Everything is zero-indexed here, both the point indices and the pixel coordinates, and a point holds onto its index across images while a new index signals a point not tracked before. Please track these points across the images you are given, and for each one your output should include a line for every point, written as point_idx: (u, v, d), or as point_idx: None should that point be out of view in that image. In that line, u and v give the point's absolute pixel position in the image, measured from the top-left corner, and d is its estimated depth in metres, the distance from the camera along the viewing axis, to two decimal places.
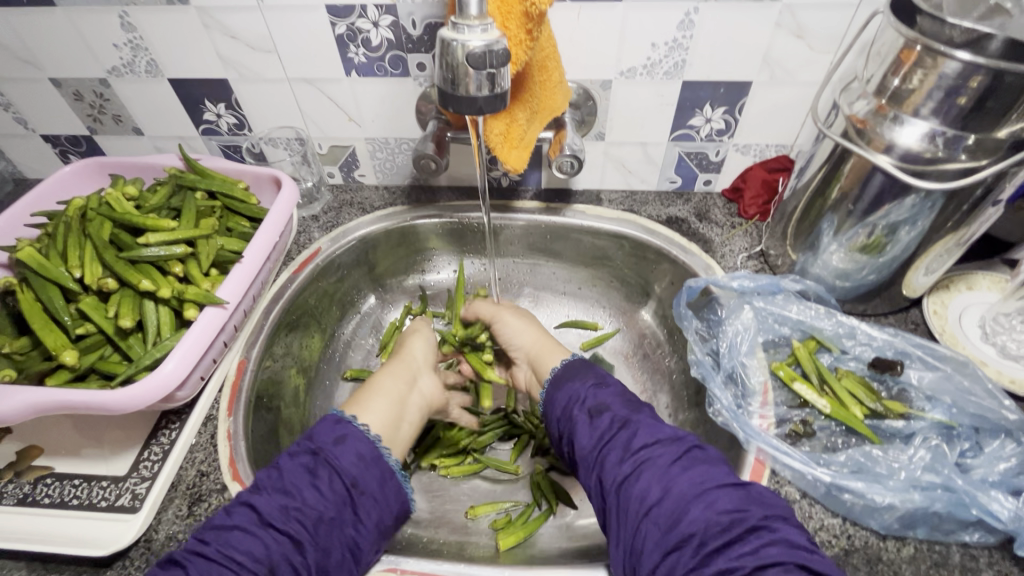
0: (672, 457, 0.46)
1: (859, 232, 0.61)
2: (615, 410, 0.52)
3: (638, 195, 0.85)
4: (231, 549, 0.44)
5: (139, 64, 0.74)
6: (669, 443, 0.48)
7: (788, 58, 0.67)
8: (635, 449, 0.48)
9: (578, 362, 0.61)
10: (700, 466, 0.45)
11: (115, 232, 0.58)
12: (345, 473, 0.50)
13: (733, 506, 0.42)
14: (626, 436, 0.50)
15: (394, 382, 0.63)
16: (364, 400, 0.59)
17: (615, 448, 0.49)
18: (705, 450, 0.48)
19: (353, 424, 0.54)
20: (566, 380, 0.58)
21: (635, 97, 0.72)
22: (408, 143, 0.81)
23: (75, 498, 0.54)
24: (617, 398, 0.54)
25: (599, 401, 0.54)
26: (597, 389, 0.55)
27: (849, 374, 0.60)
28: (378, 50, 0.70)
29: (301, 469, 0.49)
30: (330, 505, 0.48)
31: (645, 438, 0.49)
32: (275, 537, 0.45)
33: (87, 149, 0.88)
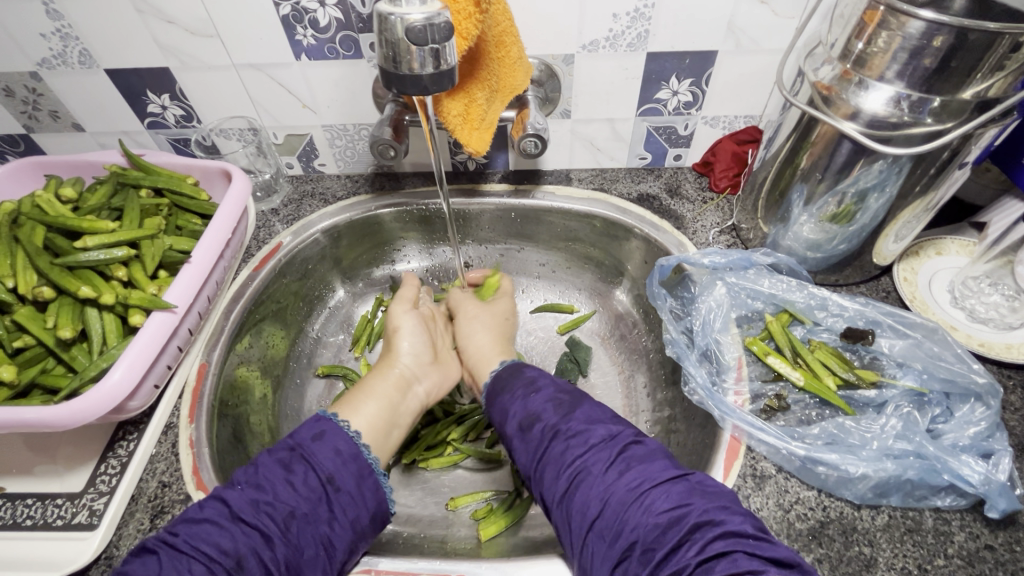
0: (606, 463, 0.45)
1: (829, 201, 0.60)
2: (546, 418, 0.51)
3: (609, 173, 0.83)
4: (201, 541, 0.42)
5: (72, 55, 0.70)
6: (603, 444, 0.47)
7: (752, 24, 0.65)
8: (560, 454, 0.47)
9: (509, 368, 0.58)
10: (636, 467, 0.45)
11: (50, 237, 0.54)
12: (321, 468, 0.49)
13: (671, 504, 0.41)
14: (559, 448, 0.48)
15: (386, 385, 0.60)
16: (354, 403, 0.57)
17: (550, 458, 0.48)
18: (644, 445, 0.47)
19: (331, 420, 0.52)
20: (497, 395, 0.56)
21: (599, 71, 0.70)
22: (366, 130, 0.78)
23: (29, 518, 0.52)
24: (548, 401, 0.52)
25: (528, 415, 0.52)
26: (527, 398, 0.53)
27: (822, 346, 0.60)
28: (327, 31, 0.66)
29: (276, 464, 0.48)
30: (303, 500, 0.46)
31: (577, 449, 0.47)
32: (245, 530, 0.43)
33: (26, 149, 0.83)
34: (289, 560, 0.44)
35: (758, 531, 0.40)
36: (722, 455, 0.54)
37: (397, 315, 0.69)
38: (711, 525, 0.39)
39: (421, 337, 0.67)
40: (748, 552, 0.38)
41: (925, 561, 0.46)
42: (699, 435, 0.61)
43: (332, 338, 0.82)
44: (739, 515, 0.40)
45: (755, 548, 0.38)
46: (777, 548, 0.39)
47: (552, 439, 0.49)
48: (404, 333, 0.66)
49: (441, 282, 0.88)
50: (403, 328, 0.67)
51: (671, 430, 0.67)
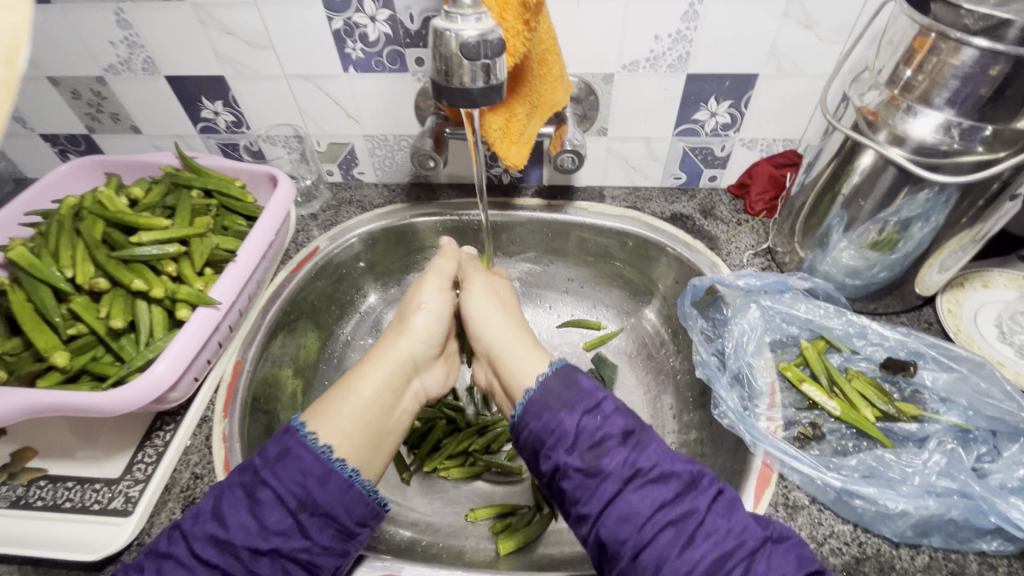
0: (695, 519, 0.42)
1: (870, 228, 0.59)
2: (595, 456, 0.46)
3: (642, 191, 0.83)
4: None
5: (136, 62, 0.74)
6: (685, 499, 0.44)
7: (796, 49, 0.65)
8: (642, 491, 0.44)
9: (560, 375, 0.51)
10: (724, 526, 0.42)
11: (108, 231, 0.57)
12: (290, 497, 0.46)
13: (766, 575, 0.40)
14: (635, 495, 0.44)
15: (385, 386, 0.56)
16: (337, 404, 0.53)
17: (626, 499, 0.43)
18: (709, 494, 0.44)
19: (323, 460, 0.48)
20: (543, 406, 0.49)
21: (638, 91, 0.71)
22: (406, 140, 0.80)
23: (68, 500, 0.54)
24: (619, 430, 0.47)
25: (585, 447, 0.46)
26: (589, 420, 0.48)
27: (860, 375, 0.58)
28: (376, 45, 0.69)
29: (310, 481, 0.46)
30: (271, 529, 0.45)
31: (659, 496, 0.43)
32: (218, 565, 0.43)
33: (86, 148, 0.87)
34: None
35: None
36: (753, 483, 0.53)
37: (422, 287, 0.63)
38: None
39: (433, 326, 0.60)
40: None
41: None
42: (728, 460, 0.59)
43: (361, 342, 0.84)
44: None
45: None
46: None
47: (634, 477, 0.44)
48: (426, 314, 0.61)
49: None
50: (426, 308, 0.61)
51: (698, 455, 0.66)
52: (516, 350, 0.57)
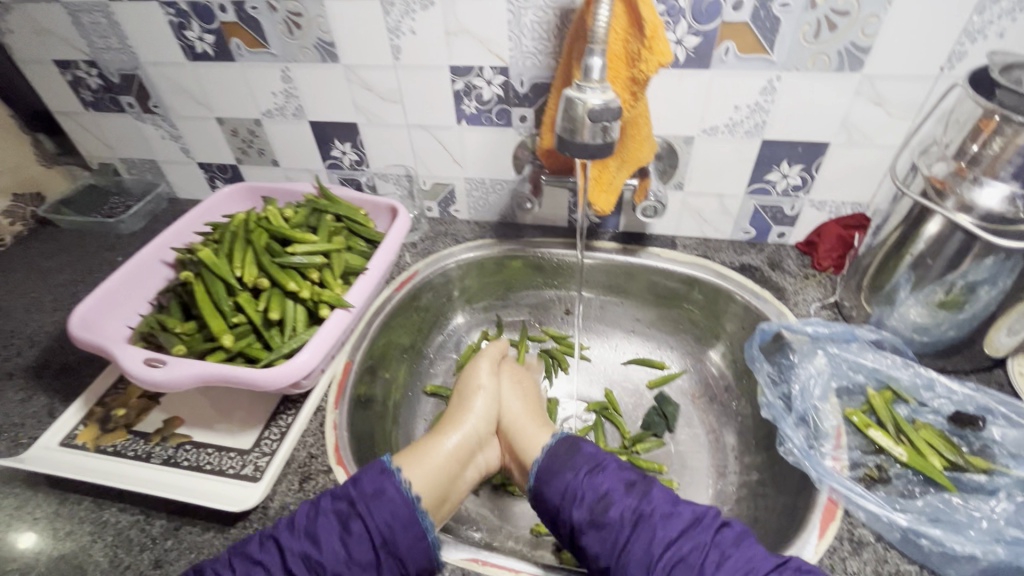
0: (702, 551, 0.49)
1: (937, 288, 0.63)
2: (584, 511, 0.54)
3: (712, 243, 0.90)
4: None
5: (288, 109, 0.90)
6: (686, 533, 0.51)
7: (866, 123, 0.72)
8: (642, 534, 0.51)
9: (566, 443, 0.61)
10: (732, 557, 0.49)
11: (269, 241, 0.69)
12: (376, 532, 0.52)
13: None
14: (643, 536, 0.51)
15: (453, 456, 0.63)
16: (413, 460, 0.61)
17: (632, 549, 0.51)
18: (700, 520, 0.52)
19: (393, 475, 0.56)
20: (553, 467, 0.59)
21: (716, 152, 0.79)
22: (501, 184, 0.91)
23: (208, 463, 0.63)
24: (623, 481, 0.56)
25: (586, 504, 0.55)
26: (593, 475, 0.57)
27: (927, 426, 0.60)
28: (488, 104, 0.81)
29: (384, 509, 0.53)
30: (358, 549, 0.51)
31: (668, 533, 0.51)
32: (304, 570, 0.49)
33: (231, 176, 1.04)
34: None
35: None
36: (818, 516, 0.56)
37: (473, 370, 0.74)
38: None
39: (491, 407, 0.70)
40: None
41: None
42: (792, 497, 0.62)
43: (443, 359, 0.92)
44: None
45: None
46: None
47: (639, 526, 0.52)
48: (474, 389, 0.71)
49: (542, 324, 0.97)
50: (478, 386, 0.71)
51: (761, 494, 0.69)
52: (531, 434, 0.66)
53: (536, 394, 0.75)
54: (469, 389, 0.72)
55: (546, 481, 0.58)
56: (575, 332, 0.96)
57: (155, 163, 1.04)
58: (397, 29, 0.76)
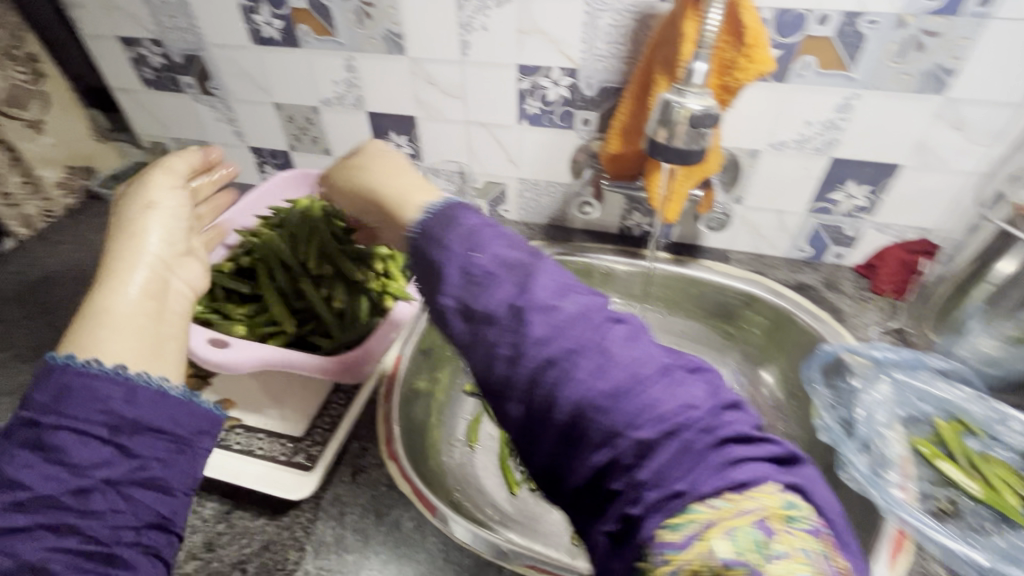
0: (657, 405, 0.33)
1: (1014, 321, 0.62)
2: (503, 290, 0.39)
3: (765, 259, 0.88)
4: (45, 502, 0.39)
5: (348, 98, 0.89)
6: (667, 372, 0.35)
7: (943, 147, 0.70)
8: (682, 428, 0.33)
9: (440, 217, 0.44)
10: (671, 389, 0.34)
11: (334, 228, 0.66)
12: (114, 419, 0.42)
13: (672, 411, 0.33)
14: (656, 400, 0.34)
15: (139, 280, 0.50)
16: (99, 335, 0.46)
17: (588, 390, 0.34)
18: (625, 325, 0.38)
19: (70, 369, 0.43)
20: (428, 237, 0.43)
21: (781, 167, 0.78)
22: (555, 187, 0.90)
23: (260, 448, 0.63)
24: (580, 309, 0.38)
25: (535, 352, 0.36)
26: (496, 291, 0.39)
27: (1000, 462, 0.58)
28: (552, 105, 0.80)
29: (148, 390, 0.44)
30: (110, 462, 0.41)
31: (682, 397, 0.34)
32: (105, 493, 0.40)
33: (281, 162, 1.04)
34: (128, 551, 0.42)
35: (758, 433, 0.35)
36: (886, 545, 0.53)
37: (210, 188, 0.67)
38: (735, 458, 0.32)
39: (377, 188, 0.52)
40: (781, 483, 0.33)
41: None
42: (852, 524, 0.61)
43: None
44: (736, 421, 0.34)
45: (791, 482, 0.33)
46: (776, 448, 0.35)
47: (602, 345, 0.36)
48: (165, 212, 0.56)
49: None
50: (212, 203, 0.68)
51: None
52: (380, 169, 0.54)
53: (398, 163, 0.54)
54: (342, 170, 0.56)
55: (460, 218, 0.44)
56: None
57: (207, 144, 1.05)
58: (469, 25, 0.75)
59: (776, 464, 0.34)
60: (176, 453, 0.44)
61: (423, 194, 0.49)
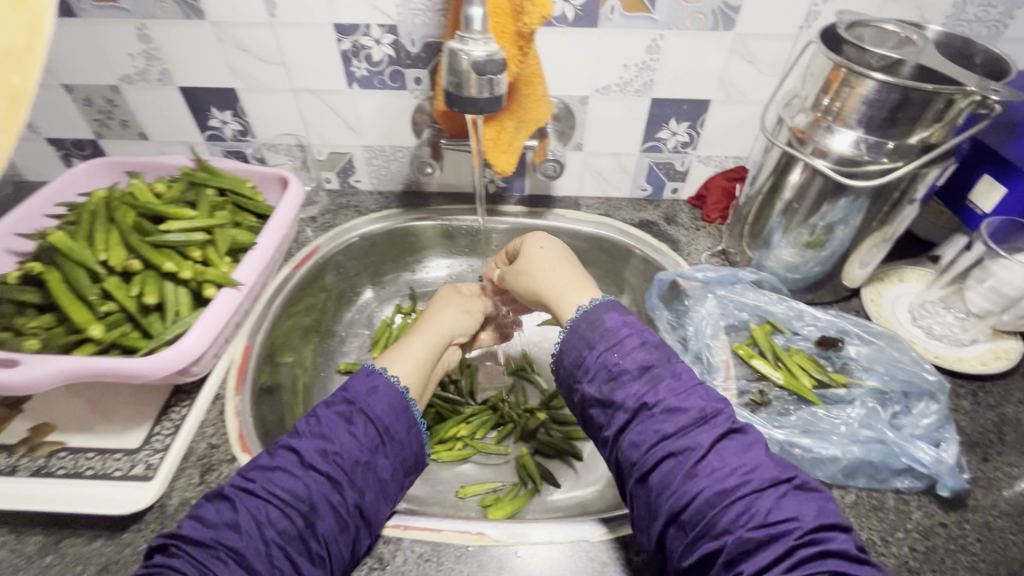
0: (696, 453, 0.45)
1: (803, 230, 0.71)
2: (634, 388, 0.49)
3: (613, 202, 0.93)
4: (275, 488, 0.48)
5: (151, 73, 0.80)
6: (772, 484, 0.43)
7: (740, 80, 0.77)
8: (735, 501, 0.42)
9: (587, 316, 0.55)
10: (727, 458, 0.44)
11: (138, 219, 0.60)
12: (378, 419, 0.54)
13: (770, 517, 0.41)
14: (713, 458, 0.45)
15: (433, 338, 0.66)
16: (391, 358, 0.62)
17: (704, 486, 0.43)
18: (739, 437, 0.46)
19: (381, 376, 0.57)
20: (574, 348, 0.54)
21: (610, 111, 0.81)
22: (402, 151, 0.88)
23: (89, 468, 0.57)
24: (637, 365, 0.51)
25: (662, 447, 0.46)
26: (608, 353, 0.52)
27: (799, 351, 0.68)
28: (379, 65, 0.77)
29: (337, 417, 0.53)
30: (363, 450, 0.52)
31: (665, 427, 0.47)
32: (315, 479, 0.48)
33: (91, 153, 0.92)
34: (328, 538, 0.47)
35: (832, 535, 0.40)
36: None
37: None
38: (814, 544, 0.39)
39: (461, 313, 0.71)
40: (842, 567, 0.38)
41: (887, 533, 0.53)
42: None
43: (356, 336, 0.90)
44: (811, 515, 0.41)
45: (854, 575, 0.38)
46: (874, 568, 0.40)
47: (711, 446, 0.45)
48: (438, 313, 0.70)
49: None
50: None
51: None
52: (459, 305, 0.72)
53: (564, 255, 0.64)
54: (513, 276, 0.65)
55: (602, 317, 0.54)
56: None
57: None
58: None
59: (855, 564, 0.39)
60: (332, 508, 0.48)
61: (582, 290, 0.59)
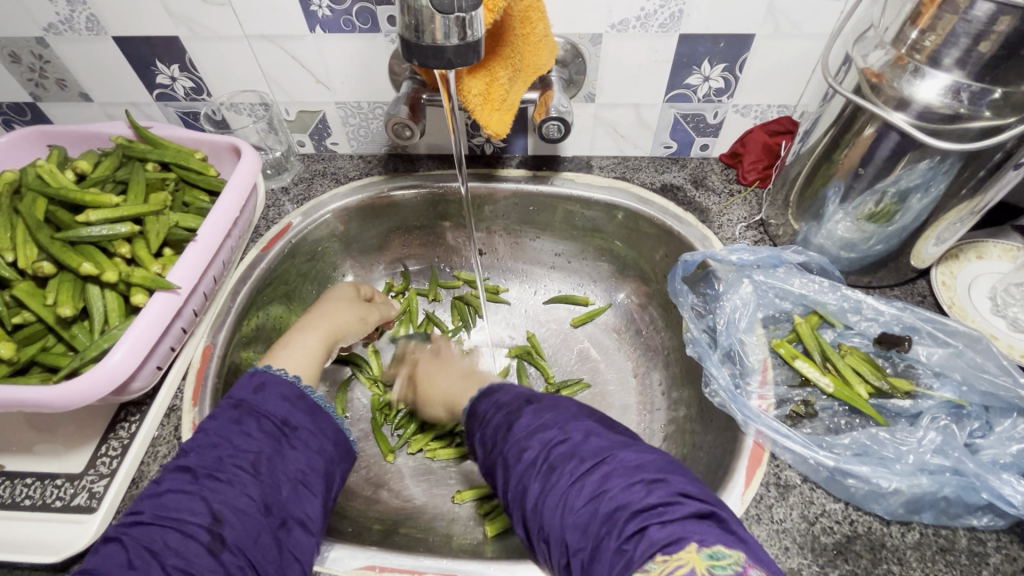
0: (534, 460, 0.41)
1: (867, 200, 0.57)
2: (498, 422, 0.46)
3: (631, 161, 0.80)
4: (169, 511, 0.40)
5: (79, 21, 0.67)
6: (593, 469, 0.38)
7: (794, 7, 0.61)
8: (562, 498, 0.37)
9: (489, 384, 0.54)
10: (560, 465, 0.39)
11: (52, 209, 0.52)
12: (274, 414, 0.48)
13: (595, 493, 0.37)
14: (532, 471, 0.40)
15: (310, 329, 0.61)
16: (274, 352, 0.58)
17: (550, 490, 0.38)
18: (586, 434, 0.41)
19: (268, 371, 0.51)
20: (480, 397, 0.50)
21: (628, 53, 0.66)
22: (382, 108, 0.75)
23: (27, 498, 0.50)
24: (508, 400, 0.47)
25: (514, 475, 0.41)
26: (493, 399, 0.49)
27: (853, 351, 0.57)
28: (344, 2, 0.63)
29: (227, 421, 0.46)
30: (265, 445, 0.45)
31: (516, 447, 0.42)
32: (212, 487, 0.41)
33: (33, 118, 0.81)
34: (242, 546, 0.39)
35: (681, 497, 0.36)
36: (744, 462, 0.51)
37: None
38: (637, 514, 0.35)
39: (347, 306, 0.67)
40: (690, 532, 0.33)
41: None
42: (718, 439, 0.58)
43: None
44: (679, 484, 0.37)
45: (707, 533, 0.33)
46: (688, 507, 0.35)
47: (543, 453, 0.41)
48: (329, 301, 0.67)
49: (453, 268, 0.86)
50: None
51: (687, 432, 0.65)
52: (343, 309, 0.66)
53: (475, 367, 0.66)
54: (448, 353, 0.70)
55: (496, 382, 0.51)
56: (489, 274, 0.86)
57: None
58: None
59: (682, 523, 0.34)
60: (246, 510, 0.41)
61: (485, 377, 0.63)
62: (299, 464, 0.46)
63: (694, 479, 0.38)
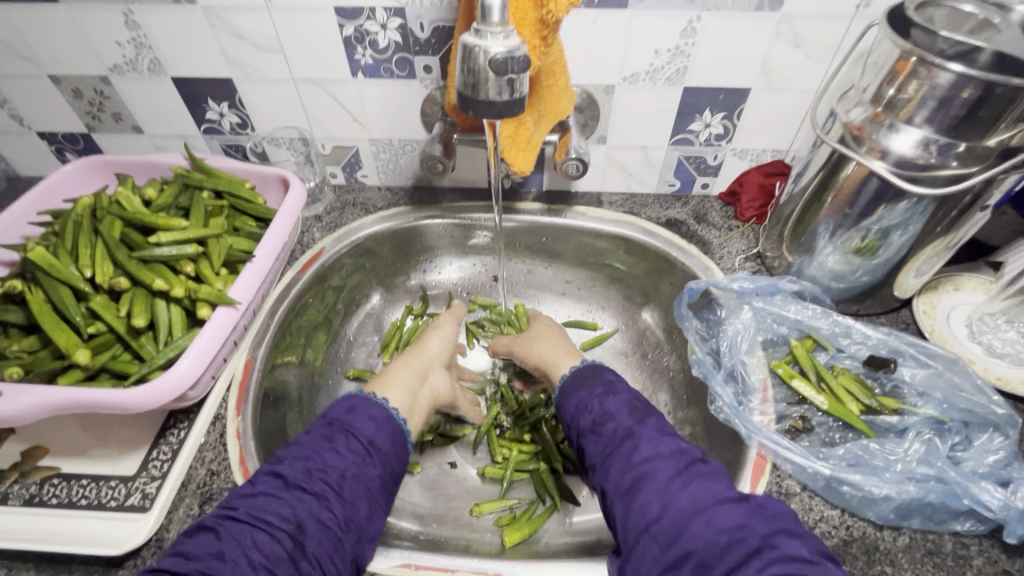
0: (664, 474, 0.45)
1: (853, 236, 0.64)
2: (622, 420, 0.51)
3: (638, 198, 0.87)
4: (260, 512, 0.44)
5: (142, 63, 0.74)
6: (736, 501, 0.42)
7: (785, 66, 0.69)
8: (698, 513, 0.42)
9: (581, 373, 0.59)
10: (699, 482, 0.44)
11: (125, 231, 0.58)
12: (361, 434, 0.52)
13: (732, 522, 0.41)
14: (674, 483, 0.44)
15: (408, 361, 0.66)
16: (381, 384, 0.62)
17: (676, 500, 0.43)
18: (708, 464, 0.47)
19: (363, 396, 0.56)
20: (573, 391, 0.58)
21: (637, 101, 0.74)
22: (412, 145, 0.82)
23: (83, 498, 0.54)
24: (624, 407, 0.53)
25: (631, 476, 0.47)
26: (603, 399, 0.54)
27: (845, 371, 0.62)
28: (386, 52, 0.70)
29: (319, 438, 0.51)
30: (351, 462, 0.50)
31: (646, 451, 0.48)
32: (300, 497, 0.46)
33: (84, 147, 0.87)
34: (319, 558, 0.43)
35: (816, 553, 0.39)
36: (748, 472, 0.56)
37: None
38: (769, 547, 0.38)
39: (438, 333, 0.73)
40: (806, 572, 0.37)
41: None
42: (723, 454, 0.63)
43: (365, 341, 0.85)
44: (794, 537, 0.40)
45: None
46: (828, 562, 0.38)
47: (674, 472, 0.45)
48: (439, 334, 0.73)
49: (471, 293, 0.91)
50: None
51: None
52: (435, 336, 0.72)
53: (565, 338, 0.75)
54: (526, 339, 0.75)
55: (605, 371, 0.58)
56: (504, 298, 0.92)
57: None
58: None
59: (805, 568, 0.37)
60: (325, 524, 0.45)
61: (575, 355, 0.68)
62: (369, 485, 0.50)
63: (799, 519, 0.42)
